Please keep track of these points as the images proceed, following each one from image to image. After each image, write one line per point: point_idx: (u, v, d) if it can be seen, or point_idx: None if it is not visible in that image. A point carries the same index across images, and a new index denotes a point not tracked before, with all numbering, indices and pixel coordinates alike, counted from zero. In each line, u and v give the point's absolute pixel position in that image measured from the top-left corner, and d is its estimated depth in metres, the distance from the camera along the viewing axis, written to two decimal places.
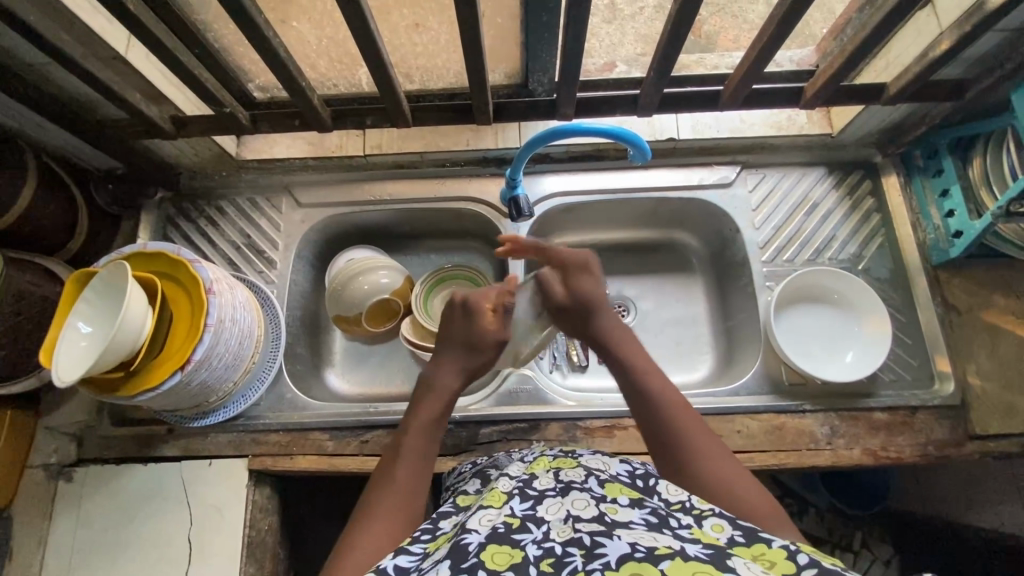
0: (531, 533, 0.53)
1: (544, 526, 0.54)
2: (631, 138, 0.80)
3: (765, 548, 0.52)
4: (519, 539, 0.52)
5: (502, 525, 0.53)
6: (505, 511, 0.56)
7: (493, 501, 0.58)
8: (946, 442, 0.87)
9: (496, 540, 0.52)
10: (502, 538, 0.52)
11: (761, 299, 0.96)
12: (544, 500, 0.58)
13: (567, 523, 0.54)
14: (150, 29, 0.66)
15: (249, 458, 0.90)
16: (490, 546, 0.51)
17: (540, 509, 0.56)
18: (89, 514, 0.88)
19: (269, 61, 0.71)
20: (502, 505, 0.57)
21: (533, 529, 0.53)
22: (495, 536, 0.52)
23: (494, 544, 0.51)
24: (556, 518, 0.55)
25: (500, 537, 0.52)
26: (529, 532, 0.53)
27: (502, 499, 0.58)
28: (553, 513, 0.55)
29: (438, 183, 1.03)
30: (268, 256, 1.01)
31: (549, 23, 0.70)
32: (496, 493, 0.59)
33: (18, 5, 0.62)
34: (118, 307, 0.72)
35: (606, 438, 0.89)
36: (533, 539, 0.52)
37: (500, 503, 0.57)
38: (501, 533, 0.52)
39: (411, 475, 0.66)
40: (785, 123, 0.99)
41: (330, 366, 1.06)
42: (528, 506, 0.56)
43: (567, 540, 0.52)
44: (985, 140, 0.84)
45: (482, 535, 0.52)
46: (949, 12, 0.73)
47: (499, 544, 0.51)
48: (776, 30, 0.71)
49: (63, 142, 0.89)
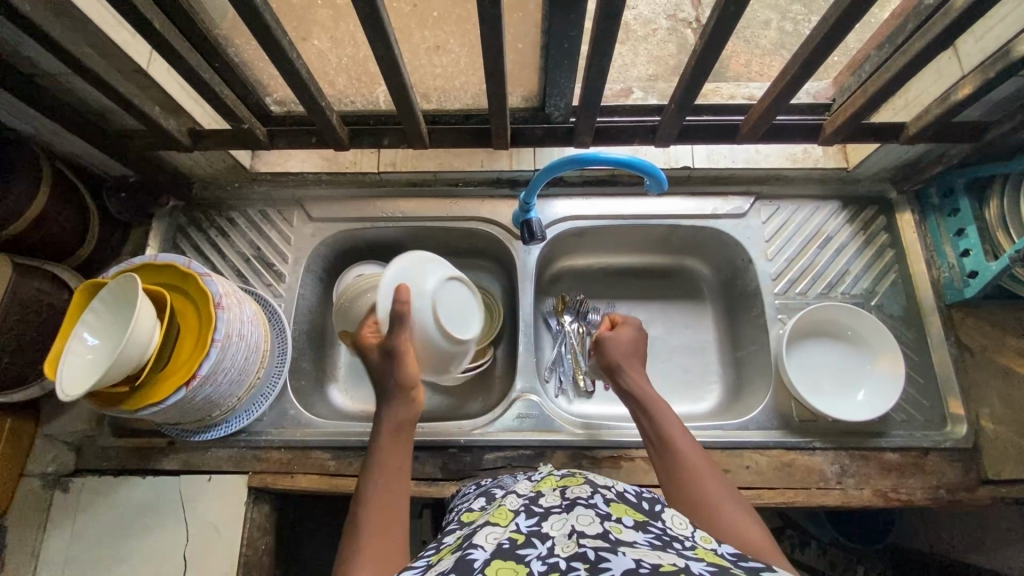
0: (535, 548, 0.52)
1: (548, 541, 0.52)
2: (646, 167, 0.80)
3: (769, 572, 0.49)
4: (524, 554, 0.51)
5: (507, 540, 0.53)
6: (511, 528, 0.55)
7: (499, 519, 0.58)
8: (958, 486, 0.85)
9: (500, 555, 0.51)
10: (506, 553, 0.51)
11: (773, 331, 0.95)
12: (550, 516, 0.56)
13: (571, 539, 0.52)
14: (174, 46, 0.67)
15: (250, 474, 0.89)
16: (496, 561, 0.50)
17: (545, 525, 0.55)
18: (84, 527, 0.87)
19: (290, 81, 0.71)
20: (508, 523, 0.56)
21: (537, 545, 0.52)
22: (500, 551, 0.51)
23: (499, 558, 0.50)
24: (560, 534, 0.53)
25: (505, 553, 0.51)
26: (533, 548, 0.52)
27: (508, 517, 0.58)
28: (558, 529, 0.54)
29: (451, 202, 1.03)
30: (277, 269, 1.00)
31: (570, 50, 0.69)
32: (503, 511, 0.59)
33: (45, 20, 0.63)
34: (125, 320, 0.71)
35: (613, 468, 0.88)
36: (537, 555, 0.51)
37: (506, 521, 0.57)
38: (507, 549, 0.52)
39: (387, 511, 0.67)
40: (801, 156, 0.98)
41: (334, 383, 1.04)
42: (533, 523, 0.56)
43: (571, 554, 0.49)
44: (1003, 181, 0.83)
45: (487, 552, 0.51)
46: (973, 56, 0.74)
47: (503, 559, 0.50)
48: (801, 65, 0.70)
49: (77, 149, 0.89)
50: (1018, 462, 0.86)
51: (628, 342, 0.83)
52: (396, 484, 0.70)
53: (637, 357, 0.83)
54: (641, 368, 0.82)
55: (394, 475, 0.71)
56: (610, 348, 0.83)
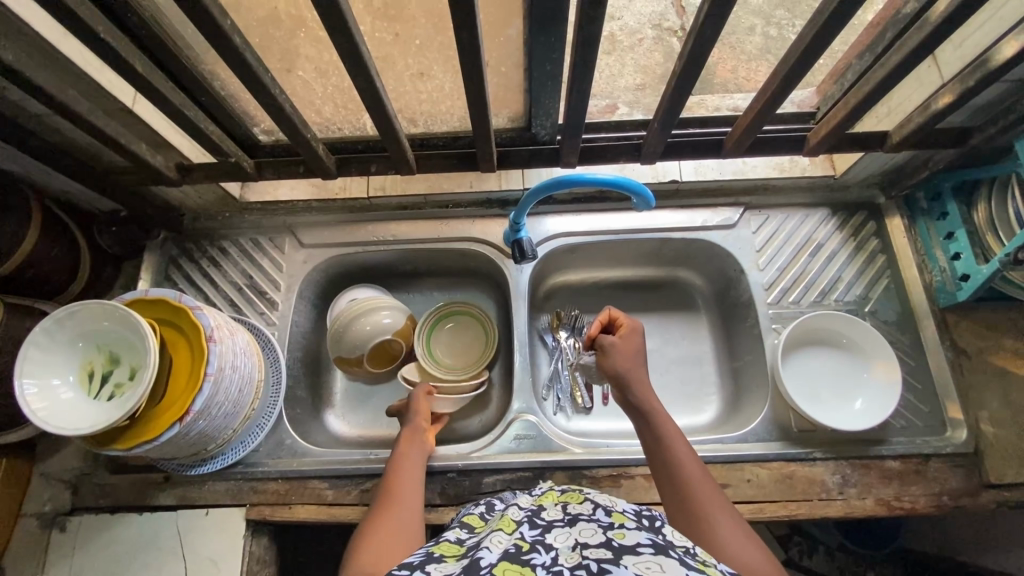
0: (540, 555, 0.51)
1: (552, 551, 0.51)
2: (634, 186, 0.80)
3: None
4: (529, 560, 0.50)
5: (513, 546, 0.52)
6: (515, 536, 0.55)
7: (503, 526, 0.58)
8: (961, 492, 0.85)
9: (507, 558, 0.50)
10: (512, 558, 0.50)
11: (768, 341, 0.94)
12: (552, 529, 0.56)
13: (575, 550, 0.51)
14: (158, 88, 0.67)
15: (247, 507, 0.88)
16: (503, 564, 0.49)
17: (548, 536, 0.55)
18: (81, 566, 0.86)
19: (275, 116, 0.72)
20: (512, 531, 0.56)
21: (542, 552, 0.51)
22: (507, 556, 0.51)
23: (505, 562, 0.50)
24: (564, 546, 0.52)
25: (511, 557, 0.50)
26: (538, 555, 0.51)
27: (513, 525, 0.58)
28: (561, 541, 0.53)
29: (441, 223, 1.03)
30: (270, 297, 1.00)
31: (552, 73, 0.70)
32: (507, 519, 0.59)
33: (28, 66, 0.63)
34: (111, 345, 0.75)
35: (613, 487, 0.88)
36: (542, 562, 0.50)
37: (511, 528, 0.57)
38: (512, 554, 0.51)
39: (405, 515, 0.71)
40: (787, 166, 1.00)
41: (330, 409, 1.04)
42: (537, 533, 0.55)
43: (574, 564, 0.49)
44: (989, 185, 0.84)
45: (494, 554, 0.51)
46: (951, 64, 0.74)
47: (510, 563, 0.50)
48: (783, 79, 0.71)
49: (66, 187, 0.89)
50: (1020, 465, 0.85)
51: (632, 351, 0.83)
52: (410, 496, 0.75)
53: (641, 366, 0.82)
54: (644, 376, 0.81)
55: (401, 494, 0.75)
56: (612, 355, 0.82)
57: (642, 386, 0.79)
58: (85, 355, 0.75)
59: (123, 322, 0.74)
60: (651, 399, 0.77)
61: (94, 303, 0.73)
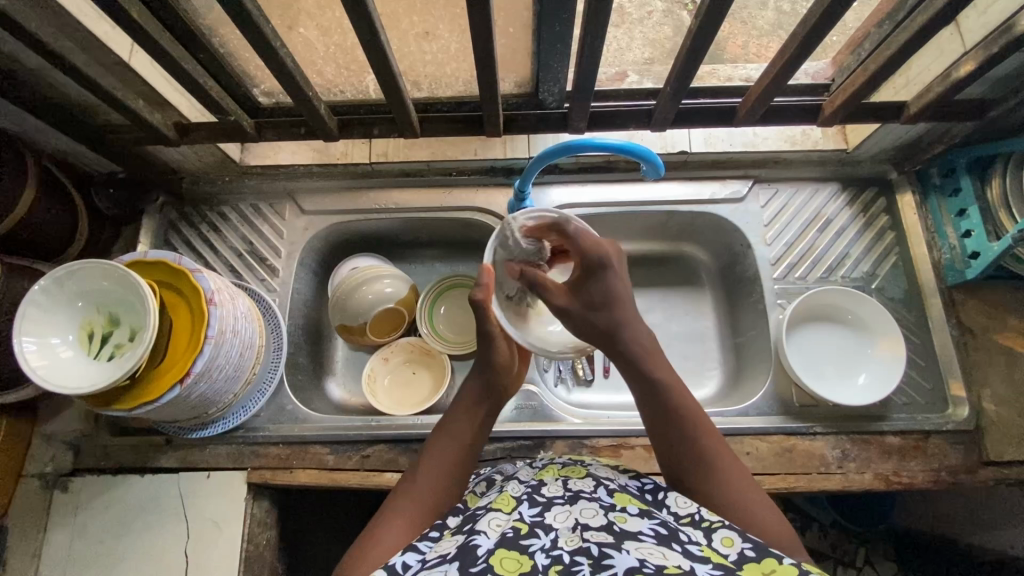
0: (539, 539, 0.52)
1: (552, 533, 0.53)
2: (642, 153, 0.78)
3: (776, 565, 0.50)
4: (528, 545, 0.51)
5: (511, 530, 0.53)
6: (514, 516, 0.56)
7: (502, 505, 0.58)
8: (959, 468, 0.85)
9: (504, 545, 0.52)
10: (510, 543, 0.52)
11: (773, 316, 0.94)
12: (552, 507, 0.57)
13: (574, 532, 0.53)
14: (154, 37, 0.65)
15: (248, 470, 0.89)
16: (499, 551, 0.51)
17: (548, 516, 0.55)
18: (84, 524, 0.87)
19: (276, 72, 0.70)
20: (511, 510, 0.57)
21: (541, 535, 0.53)
22: (504, 541, 0.52)
23: (502, 548, 0.51)
24: (564, 527, 0.54)
25: (509, 542, 0.52)
26: (537, 538, 0.52)
27: (511, 504, 0.58)
28: (561, 521, 0.54)
29: (444, 192, 1.01)
30: (270, 263, 0.99)
31: (562, 34, 0.67)
32: (506, 496, 0.59)
33: (20, 12, 0.61)
34: (112, 300, 0.75)
35: (613, 457, 0.88)
36: (541, 546, 0.51)
37: (509, 508, 0.57)
38: (510, 538, 0.52)
39: (434, 481, 0.67)
40: (799, 137, 0.98)
41: (331, 376, 1.04)
42: (536, 512, 0.56)
43: (575, 548, 0.50)
44: (1004, 160, 0.82)
45: (491, 539, 0.53)
46: (973, 32, 0.72)
47: (508, 549, 0.51)
48: (799, 46, 0.68)
49: (63, 146, 0.88)
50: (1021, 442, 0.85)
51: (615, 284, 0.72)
52: (442, 461, 0.69)
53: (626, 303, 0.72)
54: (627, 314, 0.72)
55: (436, 458, 0.69)
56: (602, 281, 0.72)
57: (606, 318, 0.71)
58: (84, 317, 0.74)
59: (118, 279, 0.73)
60: (633, 330, 0.71)
61: (90, 261, 0.72)
